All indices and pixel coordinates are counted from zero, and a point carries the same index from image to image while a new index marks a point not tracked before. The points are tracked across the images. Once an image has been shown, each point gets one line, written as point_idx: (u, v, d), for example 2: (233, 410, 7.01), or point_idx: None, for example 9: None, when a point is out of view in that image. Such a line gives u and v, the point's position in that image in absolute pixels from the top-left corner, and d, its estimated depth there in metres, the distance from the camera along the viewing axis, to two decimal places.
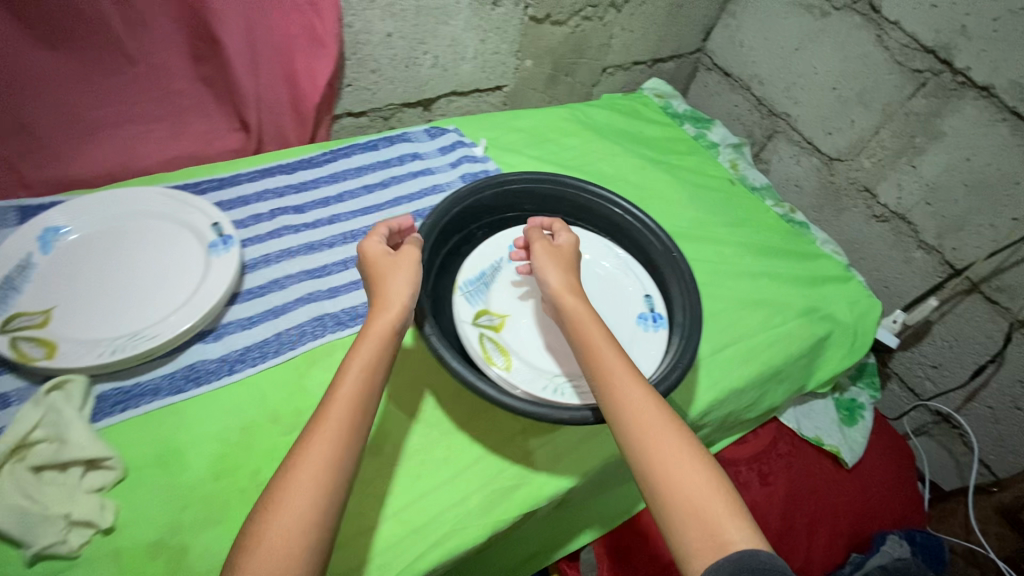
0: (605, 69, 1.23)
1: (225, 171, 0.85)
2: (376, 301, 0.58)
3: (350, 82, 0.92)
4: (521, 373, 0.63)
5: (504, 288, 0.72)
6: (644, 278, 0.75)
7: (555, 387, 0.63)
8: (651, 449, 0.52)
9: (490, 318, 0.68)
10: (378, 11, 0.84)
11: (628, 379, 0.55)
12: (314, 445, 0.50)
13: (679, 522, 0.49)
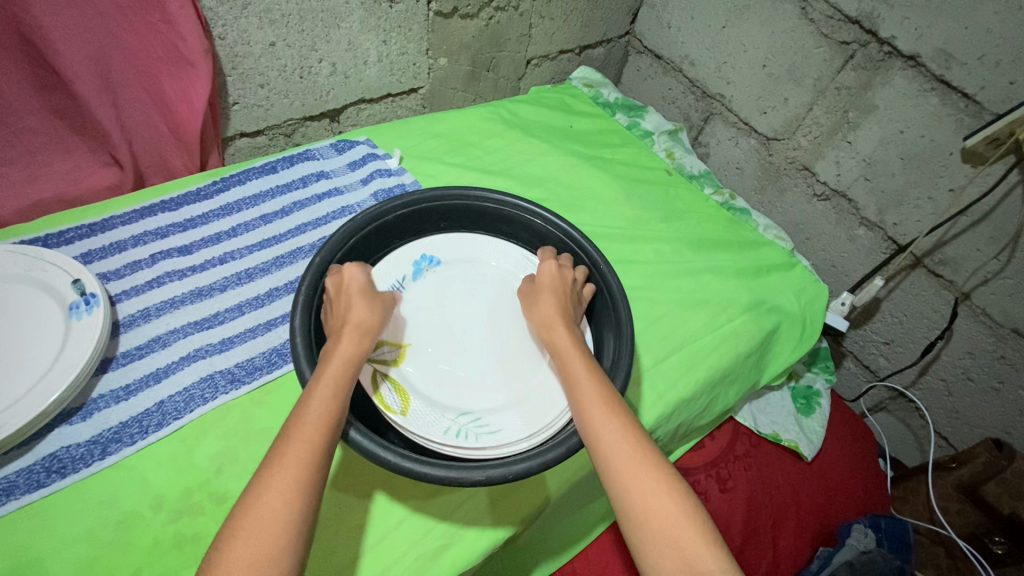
0: (530, 60, 1.16)
1: (93, 213, 0.73)
2: (346, 330, 0.52)
3: (236, 99, 0.82)
4: (420, 418, 0.57)
5: (407, 311, 0.64)
6: None
7: (459, 429, 0.57)
8: (627, 474, 0.47)
9: (389, 350, 0.61)
10: (253, 19, 0.75)
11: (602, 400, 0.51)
12: (270, 491, 0.43)
13: (656, 553, 0.45)
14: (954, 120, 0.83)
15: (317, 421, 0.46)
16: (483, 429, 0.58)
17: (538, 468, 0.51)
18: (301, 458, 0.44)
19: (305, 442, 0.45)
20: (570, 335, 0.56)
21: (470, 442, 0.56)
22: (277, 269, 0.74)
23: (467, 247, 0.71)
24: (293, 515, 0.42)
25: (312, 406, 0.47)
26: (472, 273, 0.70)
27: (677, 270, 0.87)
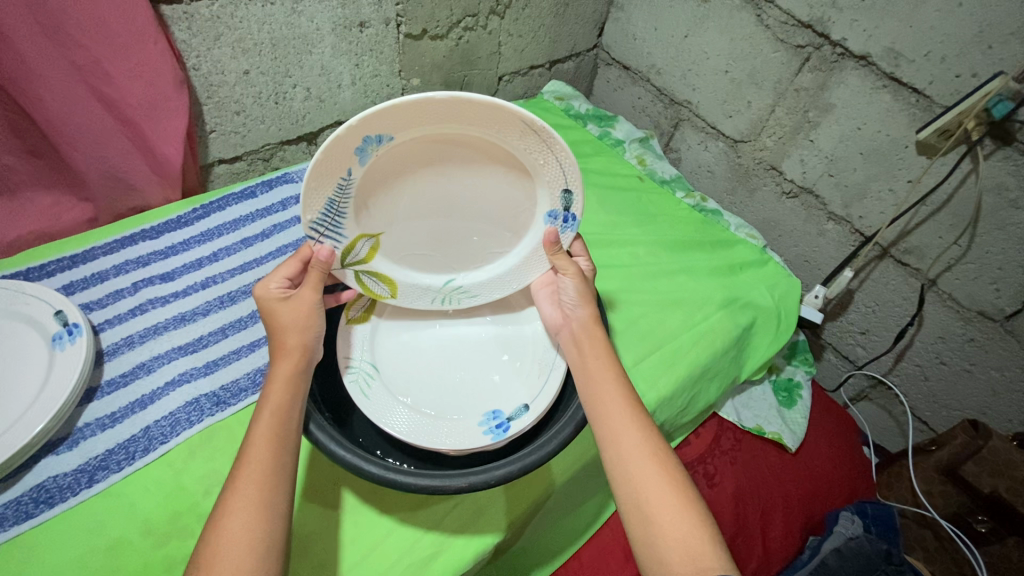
0: (501, 77, 1.19)
1: (76, 245, 0.75)
2: (282, 354, 0.52)
3: (213, 127, 0.84)
4: (409, 295, 0.65)
5: (368, 203, 0.56)
6: (568, 173, 0.56)
7: (444, 297, 0.66)
8: (637, 470, 0.50)
9: (362, 246, 0.59)
10: (226, 50, 0.77)
11: (621, 405, 0.53)
12: (224, 542, 0.43)
13: (661, 551, 0.47)
14: (907, 115, 0.87)
15: (260, 460, 0.46)
16: (463, 294, 0.66)
17: (518, 473, 0.53)
18: (252, 500, 0.44)
19: (255, 486, 0.45)
20: (606, 342, 0.58)
21: (454, 307, 0.67)
22: None
23: (430, 111, 0.50)
24: (259, 537, 0.43)
25: (257, 437, 0.47)
26: (443, 139, 0.54)
27: (652, 272, 0.90)
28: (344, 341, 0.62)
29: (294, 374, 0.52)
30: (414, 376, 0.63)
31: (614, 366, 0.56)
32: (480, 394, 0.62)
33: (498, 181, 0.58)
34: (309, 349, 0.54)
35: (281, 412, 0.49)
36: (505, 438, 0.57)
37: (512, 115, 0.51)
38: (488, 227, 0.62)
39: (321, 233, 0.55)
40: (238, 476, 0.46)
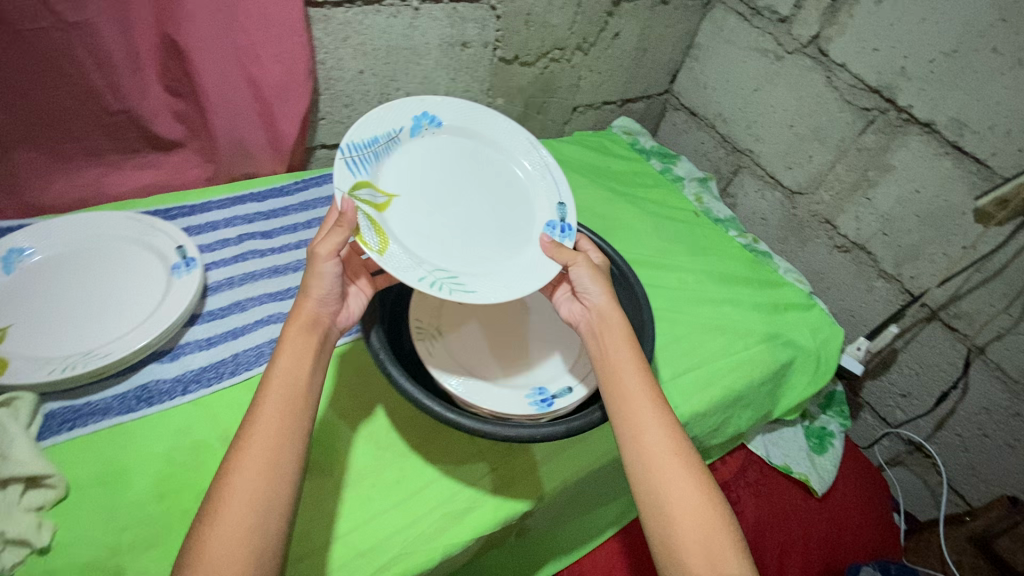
0: (576, 107, 1.29)
1: (197, 198, 0.87)
2: (296, 316, 0.56)
3: (324, 115, 0.96)
4: (395, 261, 0.60)
5: (389, 169, 0.69)
6: (561, 184, 0.76)
7: (431, 281, 0.61)
8: (660, 469, 0.54)
9: (376, 195, 0.65)
10: (350, 50, 0.89)
11: (651, 410, 0.57)
12: (238, 482, 0.47)
13: (675, 545, 0.52)
14: (967, 182, 0.90)
15: (274, 425, 0.50)
16: (456, 284, 0.63)
17: (562, 434, 0.57)
18: (262, 460, 0.48)
19: (260, 451, 0.49)
20: (620, 334, 0.61)
21: (444, 291, 0.60)
22: None
23: (469, 114, 0.76)
24: (265, 496, 0.47)
25: (268, 402, 0.51)
26: (469, 142, 0.76)
27: (697, 297, 0.94)
28: (414, 307, 0.69)
29: (307, 341, 0.55)
30: (470, 346, 0.69)
31: (645, 369, 0.59)
32: (530, 374, 0.68)
33: (509, 190, 0.76)
34: (319, 316, 0.57)
35: (289, 378, 0.52)
36: (549, 411, 0.63)
37: (519, 139, 0.78)
38: (487, 229, 0.71)
39: (346, 159, 0.62)
40: (249, 427, 0.50)
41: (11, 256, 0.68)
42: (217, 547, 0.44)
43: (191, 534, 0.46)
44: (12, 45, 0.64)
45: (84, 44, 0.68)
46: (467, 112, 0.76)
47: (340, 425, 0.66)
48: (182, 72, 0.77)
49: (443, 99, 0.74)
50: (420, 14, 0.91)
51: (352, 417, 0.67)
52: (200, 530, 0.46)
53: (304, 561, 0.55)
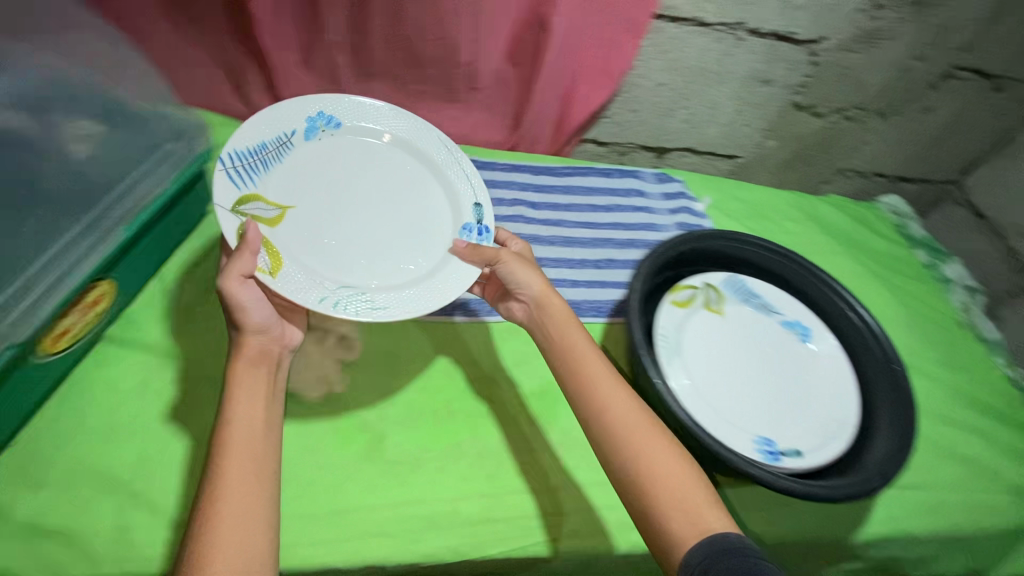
0: (842, 170, 1.19)
1: (486, 157, 1.00)
2: (245, 352, 0.56)
3: (609, 114, 1.01)
4: (292, 284, 0.59)
5: (284, 169, 0.66)
6: (478, 185, 0.74)
7: (331, 300, 0.60)
8: (632, 441, 0.56)
9: (259, 208, 0.62)
10: (661, 63, 0.94)
11: (591, 355, 0.63)
12: (229, 497, 0.48)
13: (664, 524, 0.53)
14: None
15: (245, 459, 0.50)
16: (361, 300, 0.62)
17: (799, 494, 0.58)
18: (242, 497, 0.49)
19: (237, 485, 0.49)
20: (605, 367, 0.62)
21: (346, 311, 0.59)
22: (591, 246, 0.91)
23: (365, 113, 0.72)
24: (252, 530, 0.48)
25: (230, 440, 0.51)
26: (362, 151, 0.72)
27: (942, 415, 0.84)
28: (664, 315, 0.73)
29: (252, 358, 0.56)
30: (706, 370, 0.71)
31: (589, 336, 0.65)
32: (761, 419, 0.68)
33: (400, 184, 0.73)
34: (264, 348, 0.57)
35: (245, 422, 0.52)
36: (776, 466, 0.63)
37: (429, 137, 0.74)
38: (393, 242, 0.69)
39: (226, 170, 0.59)
40: (222, 444, 0.51)
41: None
42: (220, 541, 0.46)
43: (188, 557, 0.46)
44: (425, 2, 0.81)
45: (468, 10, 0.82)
46: (368, 109, 0.72)
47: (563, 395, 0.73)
48: (523, 47, 0.89)
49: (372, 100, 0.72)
50: (741, 44, 0.93)
51: None
52: (205, 535, 0.46)
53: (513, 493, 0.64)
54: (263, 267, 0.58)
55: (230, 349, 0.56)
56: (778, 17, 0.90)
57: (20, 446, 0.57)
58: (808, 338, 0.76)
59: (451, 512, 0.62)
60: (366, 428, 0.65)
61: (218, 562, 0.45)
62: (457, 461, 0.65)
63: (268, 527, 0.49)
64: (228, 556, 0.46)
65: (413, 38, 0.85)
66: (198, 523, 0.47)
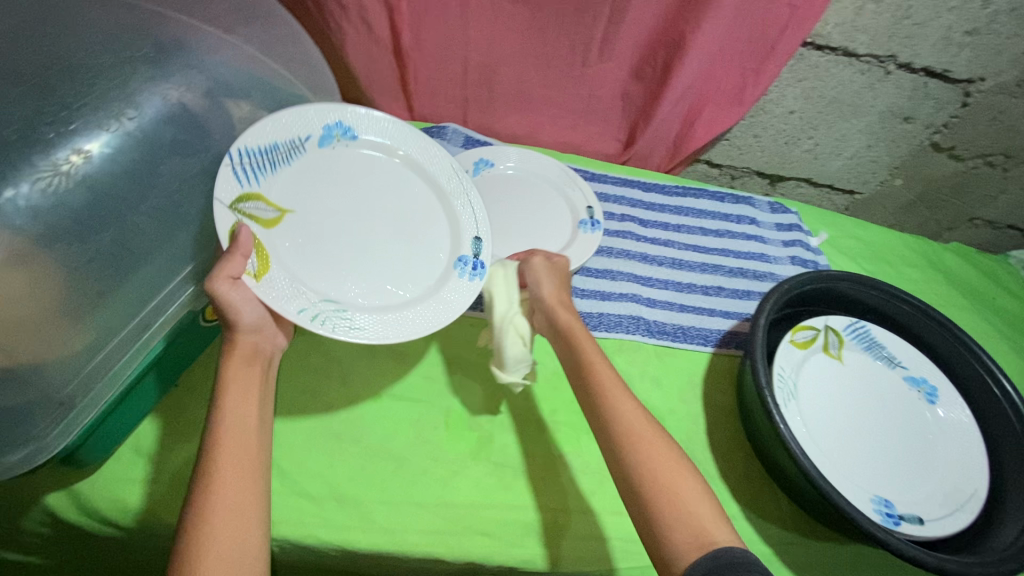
0: (973, 218, 1.11)
1: (599, 169, 0.99)
2: (235, 350, 0.53)
3: (730, 137, 0.99)
4: (277, 289, 0.54)
5: (293, 171, 0.61)
6: (480, 214, 0.68)
7: (316, 315, 0.55)
8: (639, 450, 0.53)
9: (261, 208, 0.57)
10: (797, 90, 0.91)
11: (616, 388, 0.58)
12: (224, 485, 0.47)
13: (670, 547, 0.48)
14: None
15: (235, 444, 0.49)
16: (342, 318, 0.56)
17: (925, 566, 0.55)
18: (239, 475, 0.48)
19: (238, 468, 0.48)
20: (637, 404, 0.57)
21: (325, 329, 0.54)
22: (701, 272, 0.88)
23: (373, 124, 0.66)
24: (249, 505, 0.47)
25: (227, 424, 0.49)
26: (380, 164, 0.67)
27: None
28: (785, 353, 0.70)
29: (246, 355, 0.53)
30: (822, 416, 0.68)
31: (612, 366, 0.60)
32: (879, 478, 0.65)
33: (412, 205, 0.66)
34: (258, 343, 0.55)
35: (242, 418, 0.50)
36: (897, 530, 0.60)
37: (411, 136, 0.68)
38: (393, 265, 0.62)
39: (236, 162, 0.55)
40: (217, 433, 0.49)
41: (479, 164, 0.87)
42: (215, 531, 0.44)
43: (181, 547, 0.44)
44: (571, 14, 0.80)
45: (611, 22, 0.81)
46: (388, 126, 0.67)
47: (667, 420, 0.72)
48: (654, 66, 0.87)
49: (386, 115, 0.67)
50: (887, 78, 0.88)
51: (678, 420, 0.72)
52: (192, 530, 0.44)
53: (612, 514, 0.63)
54: (249, 270, 0.53)
55: (223, 348, 0.53)
56: (934, 53, 0.85)
57: (173, 399, 0.62)
58: (936, 400, 0.71)
59: (551, 522, 0.62)
60: (476, 426, 0.67)
61: (213, 549, 0.44)
62: (560, 472, 0.65)
63: (261, 507, 0.48)
64: (220, 542, 0.44)
65: (545, 45, 0.85)
66: (189, 522, 0.45)
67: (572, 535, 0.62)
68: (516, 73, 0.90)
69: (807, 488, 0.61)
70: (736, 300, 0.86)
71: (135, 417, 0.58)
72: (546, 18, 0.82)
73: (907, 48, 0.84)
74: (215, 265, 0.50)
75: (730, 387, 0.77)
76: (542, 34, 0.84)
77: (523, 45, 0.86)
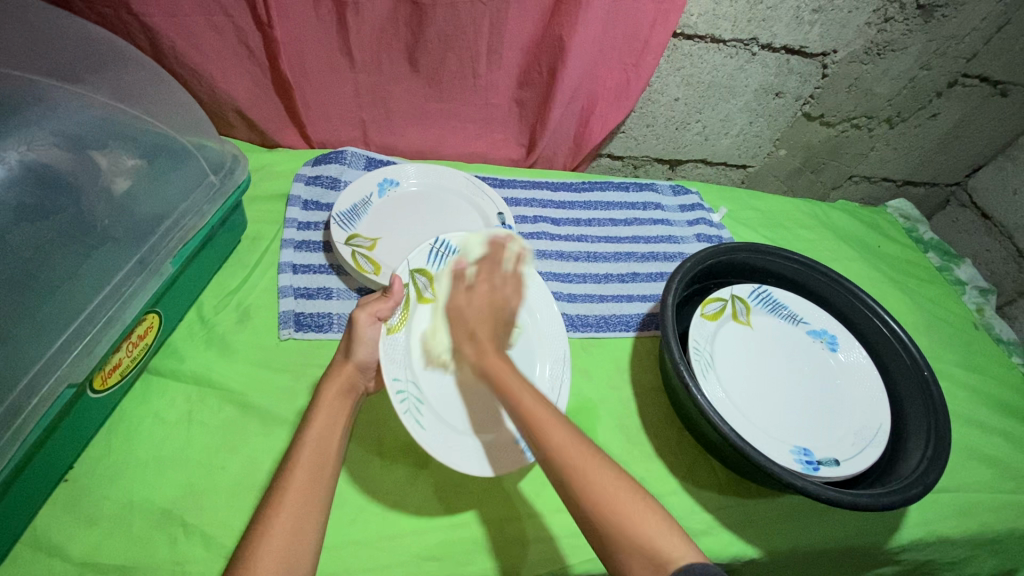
0: (852, 176, 1.22)
1: (506, 175, 1.00)
2: (336, 378, 0.57)
3: (625, 129, 1.04)
4: (391, 346, 0.59)
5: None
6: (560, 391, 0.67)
7: (402, 392, 0.58)
8: (572, 466, 0.49)
9: (424, 287, 0.65)
10: (677, 79, 0.96)
11: (547, 420, 0.52)
12: (289, 500, 0.49)
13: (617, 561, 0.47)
14: None
15: (310, 455, 0.52)
16: (416, 409, 0.59)
17: (845, 504, 0.58)
18: (305, 483, 0.51)
19: (303, 478, 0.51)
20: (560, 421, 0.53)
21: (399, 405, 0.56)
22: (615, 260, 0.92)
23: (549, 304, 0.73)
24: (312, 507, 0.50)
25: (313, 436, 0.54)
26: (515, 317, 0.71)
27: (965, 416, 0.86)
28: (697, 328, 0.74)
29: (346, 381, 0.58)
30: (740, 381, 0.72)
31: (530, 386, 0.56)
32: (796, 429, 0.69)
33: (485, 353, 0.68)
34: (356, 382, 0.58)
35: (323, 434, 0.54)
36: (817, 475, 0.64)
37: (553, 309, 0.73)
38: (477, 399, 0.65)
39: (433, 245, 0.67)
40: (300, 444, 0.53)
41: (384, 185, 0.85)
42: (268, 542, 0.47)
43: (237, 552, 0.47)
44: (449, 27, 0.81)
45: (490, 31, 0.82)
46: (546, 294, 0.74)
47: (600, 409, 0.74)
48: (539, 70, 0.88)
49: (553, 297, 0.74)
50: (754, 59, 0.95)
51: (610, 407, 0.74)
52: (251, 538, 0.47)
53: (558, 513, 0.64)
54: (393, 322, 0.61)
55: (328, 372, 0.58)
56: (790, 32, 0.92)
57: (73, 480, 0.57)
58: (836, 348, 0.77)
59: (500, 532, 0.62)
60: (410, 450, 0.66)
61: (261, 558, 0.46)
62: (504, 480, 0.65)
63: (320, 512, 0.50)
64: (271, 553, 0.46)
65: (430, 61, 0.86)
66: (252, 529, 0.48)
67: (520, 542, 0.61)
68: (408, 91, 0.90)
69: (733, 452, 0.64)
70: (652, 283, 0.90)
71: (24, 505, 0.53)
72: (427, 34, 0.82)
73: (765, 30, 0.91)
74: (369, 301, 0.60)
75: (655, 367, 0.80)
76: (425, 49, 0.84)
77: (408, 63, 0.86)
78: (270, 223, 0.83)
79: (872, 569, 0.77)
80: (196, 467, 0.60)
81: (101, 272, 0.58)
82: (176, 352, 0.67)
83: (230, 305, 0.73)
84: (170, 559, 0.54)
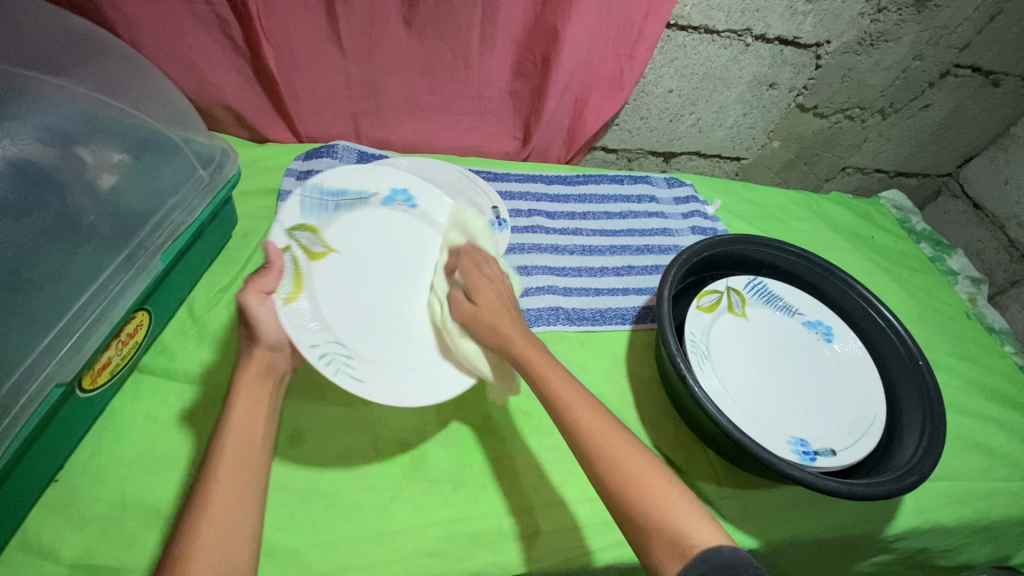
0: (845, 168, 1.23)
1: (500, 169, 0.99)
2: (251, 364, 0.55)
3: (619, 122, 1.03)
4: (294, 311, 0.59)
5: (348, 219, 0.69)
6: None
7: (324, 352, 0.58)
8: (603, 446, 0.50)
9: (313, 241, 0.65)
10: (671, 70, 0.96)
11: (582, 405, 0.53)
12: (223, 488, 0.48)
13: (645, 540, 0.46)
14: None
15: (234, 447, 0.50)
16: (345, 363, 0.59)
17: (842, 493, 0.58)
18: (235, 471, 0.49)
19: (230, 468, 0.49)
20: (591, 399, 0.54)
21: (327, 370, 0.57)
22: (610, 253, 0.91)
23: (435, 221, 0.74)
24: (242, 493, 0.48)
25: (235, 426, 0.51)
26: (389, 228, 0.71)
27: (960, 406, 0.87)
28: (693, 320, 0.73)
29: (263, 367, 0.56)
30: (736, 373, 0.72)
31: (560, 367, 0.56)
32: (793, 421, 0.69)
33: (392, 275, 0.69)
34: (276, 362, 0.57)
35: (246, 423, 0.52)
36: (813, 466, 0.64)
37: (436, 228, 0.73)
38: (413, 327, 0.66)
39: (303, 198, 0.66)
40: (222, 438, 0.50)
41: None
42: (206, 525, 0.46)
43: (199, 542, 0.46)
44: (441, 20, 0.80)
45: (482, 22, 0.81)
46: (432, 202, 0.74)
47: None
48: (532, 62, 0.88)
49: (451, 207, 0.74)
50: (748, 50, 0.95)
51: (607, 400, 0.74)
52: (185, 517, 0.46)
53: (555, 507, 0.63)
54: (285, 291, 0.60)
55: (239, 361, 0.55)
56: (784, 22, 0.91)
57: (63, 482, 0.56)
58: (831, 339, 0.77)
59: (498, 527, 0.61)
60: (406, 447, 0.65)
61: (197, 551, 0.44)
62: (501, 475, 0.65)
63: (256, 500, 0.49)
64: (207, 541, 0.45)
65: (422, 53, 0.85)
66: (183, 522, 0.46)
67: (518, 536, 0.61)
68: (399, 84, 0.89)
69: (731, 444, 0.63)
70: (647, 276, 0.90)
71: (13, 508, 0.52)
72: (418, 26, 0.81)
73: (759, 21, 0.90)
74: (250, 280, 0.58)
75: (652, 360, 0.80)
76: (417, 41, 0.83)
77: (400, 56, 0.85)
78: (262, 219, 0.82)
79: (868, 558, 0.78)
80: (190, 465, 0.59)
81: (88, 268, 0.57)
82: (167, 350, 0.66)
83: (221, 302, 0.72)
84: (165, 560, 0.53)
